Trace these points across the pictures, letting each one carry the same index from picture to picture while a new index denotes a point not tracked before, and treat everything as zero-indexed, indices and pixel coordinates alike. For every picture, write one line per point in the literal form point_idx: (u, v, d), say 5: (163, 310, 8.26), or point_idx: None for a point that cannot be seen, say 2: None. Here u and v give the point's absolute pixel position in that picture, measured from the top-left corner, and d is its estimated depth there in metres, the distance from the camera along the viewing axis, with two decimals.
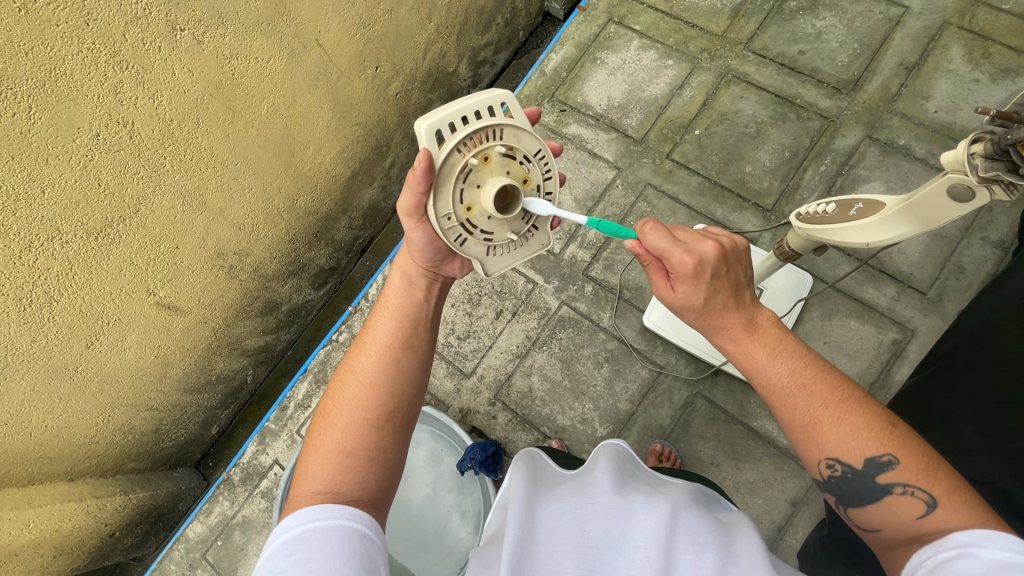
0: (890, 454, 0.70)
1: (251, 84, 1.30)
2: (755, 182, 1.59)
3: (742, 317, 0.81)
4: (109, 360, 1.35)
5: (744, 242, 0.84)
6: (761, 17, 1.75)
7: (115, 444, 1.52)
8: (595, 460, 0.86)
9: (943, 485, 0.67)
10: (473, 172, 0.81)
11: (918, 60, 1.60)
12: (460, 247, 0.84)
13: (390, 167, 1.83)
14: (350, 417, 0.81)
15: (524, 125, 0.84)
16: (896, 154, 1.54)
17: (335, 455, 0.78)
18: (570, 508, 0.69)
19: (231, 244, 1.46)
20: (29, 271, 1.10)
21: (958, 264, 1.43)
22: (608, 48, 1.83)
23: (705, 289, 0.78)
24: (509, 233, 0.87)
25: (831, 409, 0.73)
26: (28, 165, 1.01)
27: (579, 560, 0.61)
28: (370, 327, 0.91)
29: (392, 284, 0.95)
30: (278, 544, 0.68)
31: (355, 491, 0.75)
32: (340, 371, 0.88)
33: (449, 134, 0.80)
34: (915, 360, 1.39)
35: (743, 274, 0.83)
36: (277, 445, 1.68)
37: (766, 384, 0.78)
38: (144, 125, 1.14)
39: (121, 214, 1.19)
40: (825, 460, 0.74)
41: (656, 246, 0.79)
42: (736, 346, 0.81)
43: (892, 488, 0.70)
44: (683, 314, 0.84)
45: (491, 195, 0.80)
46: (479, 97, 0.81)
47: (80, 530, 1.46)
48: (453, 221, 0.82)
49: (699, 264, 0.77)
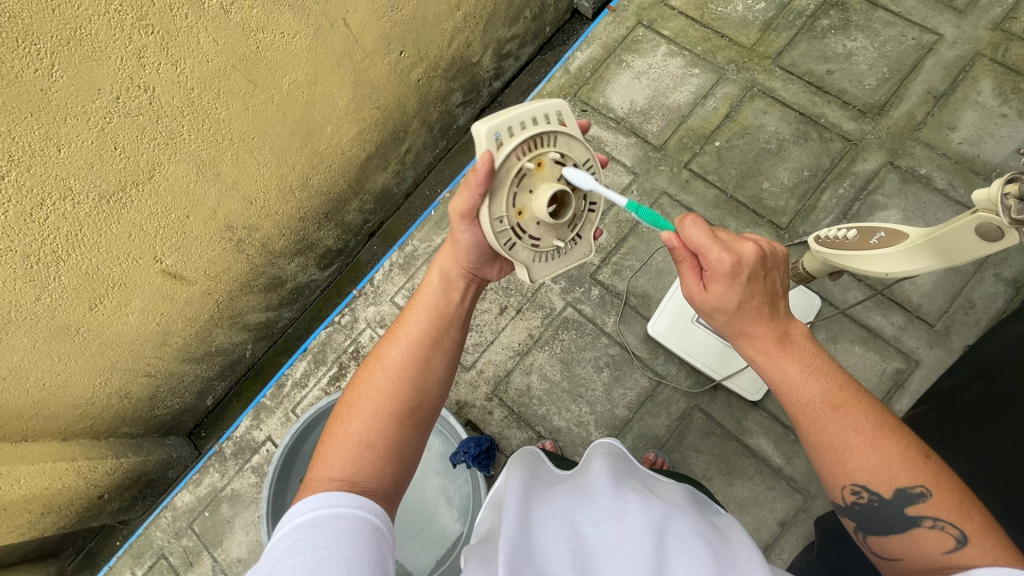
0: (923, 486, 0.70)
1: (275, 59, 1.28)
2: (772, 200, 1.58)
3: (776, 331, 0.80)
4: (111, 324, 1.35)
5: (785, 251, 0.83)
6: (792, 33, 1.73)
7: (111, 408, 1.52)
8: (592, 458, 0.87)
9: (975, 522, 0.66)
10: (527, 176, 0.79)
11: (947, 90, 1.58)
12: (508, 252, 0.81)
13: (406, 153, 1.82)
14: (375, 409, 0.80)
15: (578, 134, 0.83)
16: (916, 183, 1.52)
17: (357, 446, 0.77)
18: (564, 509, 0.69)
19: (241, 217, 1.45)
20: (39, 229, 1.09)
21: (968, 298, 1.43)
22: (634, 51, 1.82)
23: (740, 292, 0.78)
24: (556, 239, 0.85)
25: (864, 435, 0.72)
26: (46, 122, 1.01)
27: (574, 560, 0.61)
28: (402, 322, 0.90)
29: (429, 282, 0.94)
30: (288, 528, 0.67)
31: (371, 482, 0.75)
32: (368, 361, 0.87)
33: (506, 139, 0.78)
34: (916, 391, 1.38)
35: (780, 283, 0.82)
36: (271, 422, 1.69)
37: (797, 403, 0.77)
38: (165, 92, 1.13)
39: (134, 179, 1.18)
40: (852, 486, 0.74)
41: (695, 240, 0.78)
42: (768, 359, 0.80)
43: (922, 521, 0.69)
44: (713, 317, 0.83)
45: (544, 199, 0.78)
46: (534, 105, 0.81)
47: (70, 490, 1.47)
48: (504, 224, 0.80)
49: (737, 263, 0.77)
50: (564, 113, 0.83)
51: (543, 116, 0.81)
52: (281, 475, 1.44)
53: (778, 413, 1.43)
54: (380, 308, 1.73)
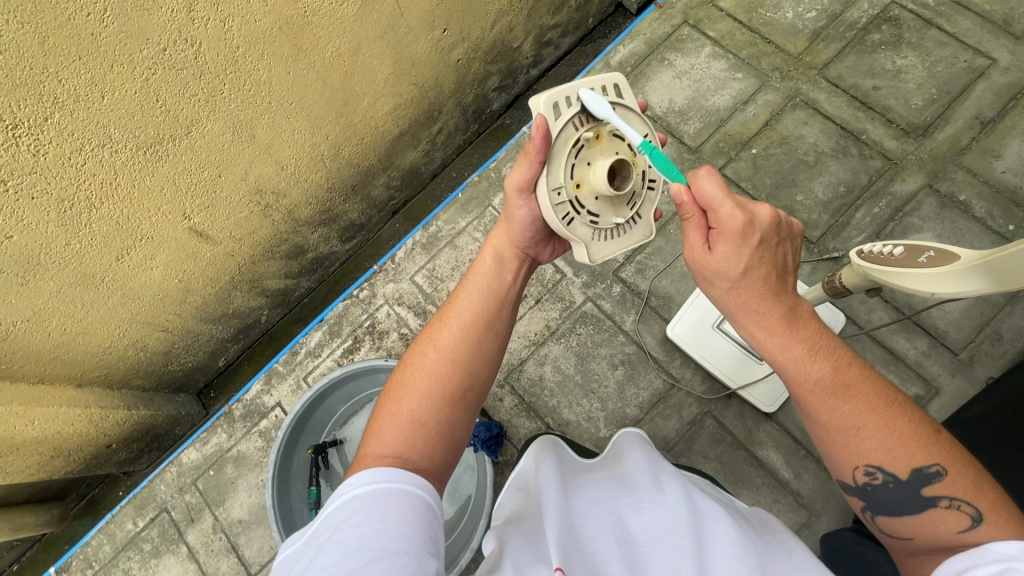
0: (938, 464, 0.67)
1: (320, 25, 1.27)
2: (804, 213, 1.56)
3: (784, 306, 0.74)
4: (135, 276, 1.36)
5: (800, 230, 0.79)
6: (840, 45, 1.70)
7: (126, 359, 1.53)
8: (624, 450, 0.91)
9: (989, 499, 0.65)
10: (585, 148, 0.79)
11: (995, 116, 1.54)
12: (566, 227, 0.78)
13: (437, 133, 1.81)
14: (427, 389, 0.80)
15: (636, 108, 0.82)
16: (954, 209, 1.49)
17: (409, 424, 0.77)
18: (606, 499, 0.73)
19: (271, 181, 1.45)
20: (75, 173, 1.09)
21: (996, 330, 1.40)
22: (677, 50, 1.79)
23: (747, 258, 0.72)
24: (615, 217, 0.81)
25: (875, 412, 0.69)
26: (93, 68, 1.00)
27: (621, 549, 0.64)
28: (454, 302, 0.91)
29: (482, 261, 0.95)
30: (344, 500, 0.68)
31: (421, 460, 0.75)
32: (419, 342, 0.87)
33: (564, 108, 0.77)
34: (934, 418, 1.36)
35: (790, 260, 0.77)
36: (282, 388, 1.69)
37: (801, 382, 0.72)
38: (210, 48, 1.13)
39: (172, 133, 1.18)
40: (865, 467, 0.71)
41: (708, 195, 0.74)
42: (773, 336, 0.74)
43: (937, 501, 0.67)
44: (712, 285, 0.76)
45: (604, 169, 0.76)
46: (593, 76, 0.79)
47: (80, 436, 1.48)
48: (562, 197, 0.77)
49: (748, 224, 0.72)
50: (622, 86, 0.82)
51: (602, 87, 0.80)
52: (289, 441, 1.45)
53: (790, 427, 1.42)
54: (398, 286, 1.73)
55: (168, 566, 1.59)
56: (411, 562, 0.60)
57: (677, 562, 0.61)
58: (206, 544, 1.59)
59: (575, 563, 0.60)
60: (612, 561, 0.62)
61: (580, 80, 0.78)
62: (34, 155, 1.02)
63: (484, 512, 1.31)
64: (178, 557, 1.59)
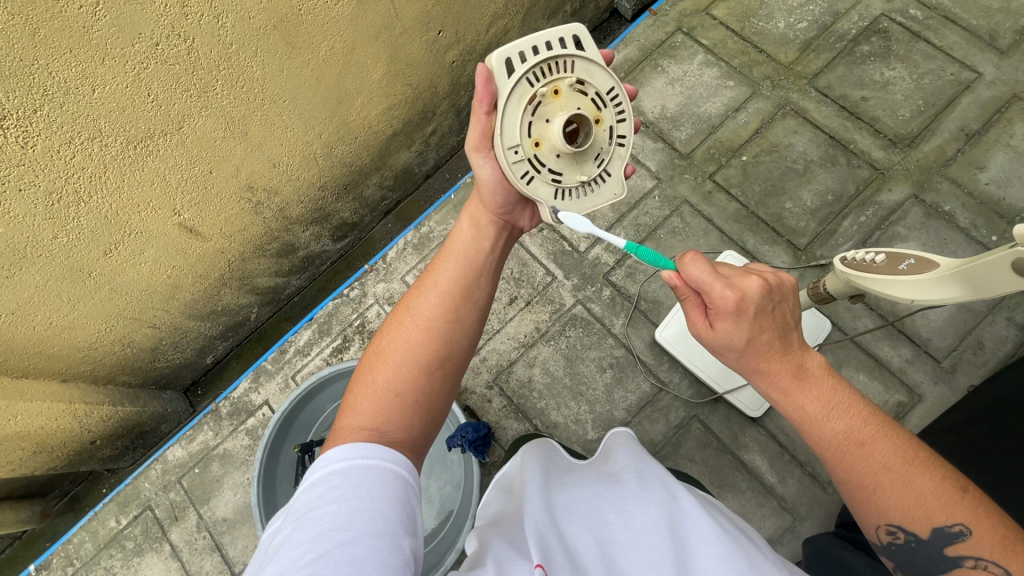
0: (962, 524, 0.66)
1: (315, 24, 1.27)
2: (793, 220, 1.58)
3: (791, 364, 0.76)
4: (123, 271, 1.35)
5: (793, 281, 0.79)
6: (831, 55, 1.73)
7: (112, 355, 1.52)
8: (612, 450, 0.92)
9: (1022, 561, 0.63)
10: (543, 104, 0.80)
11: (980, 129, 1.57)
12: (526, 185, 0.81)
13: (431, 134, 1.82)
14: (403, 358, 0.80)
15: (597, 60, 0.83)
16: (939, 219, 1.51)
17: (386, 395, 0.77)
18: (591, 498, 0.75)
19: (263, 178, 1.44)
20: (63, 167, 1.09)
21: (978, 339, 1.43)
22: (671, 57, 1.81)
23: (747, 329, 0.74)
24: (580, 175, 0.84)
25: (893, 470, 0.69)
26: (84, 60, 1.00)
27: (601, 549, 0.65)
28: (433, 273, 0.90)
29: (459, 229, 0.96)
30: (321, 475, 0.67)
31: (398, 433, 0.75)
32: (397, 311, 0.87)
33: (517, 64, 0.79)
34: (918, 425, 1.38)
35: (792, 313, 0.78)
36: (270, 386, 1.69)
37: (819, 441, 0.74)
38: (204, 44, 1.13)
39: (163, 128, 1.18)
40: (887, 526, 0.72)
41: (695, 278, 0.75)
42: (785, 396, 0.77)
43: (963, 561, 0.67)
44: (723, 355, 0.80)
45: (559, 126, 0.79)
46: (551, 30, 0.80)
47: (64, 430, 1.47)
48: (520, 155, 0.80)
49: (741, 301, 0.74)
50: (583, 38, 0.83)
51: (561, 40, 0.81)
52: (276, 440, 1.45)
53: (776, 432, 1.43)
54: (389, 286, 1.73)
55: (150, 565, 1.58)
56: (388, 543, 0.60)
57: (658, 560, 0.62)
58: (189, 542, 1.58)
59: (556, 560, 0.61)
60: (592, 561, 0.62)
61: (535, 35, 0.79)
62: (23, 147, 1.01)
63: (468, 519, 1.31)
64: (161, 556, 1.58)
